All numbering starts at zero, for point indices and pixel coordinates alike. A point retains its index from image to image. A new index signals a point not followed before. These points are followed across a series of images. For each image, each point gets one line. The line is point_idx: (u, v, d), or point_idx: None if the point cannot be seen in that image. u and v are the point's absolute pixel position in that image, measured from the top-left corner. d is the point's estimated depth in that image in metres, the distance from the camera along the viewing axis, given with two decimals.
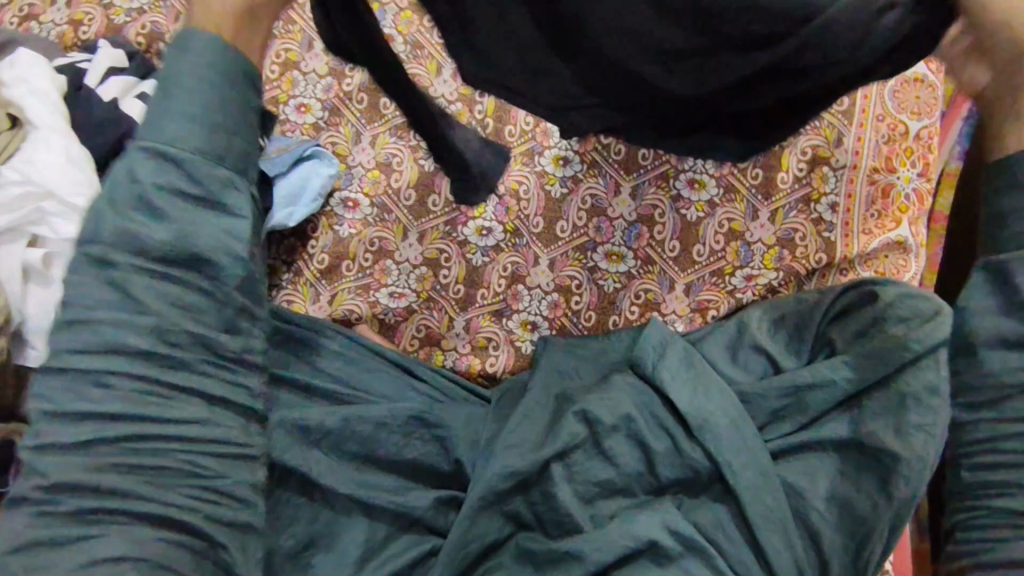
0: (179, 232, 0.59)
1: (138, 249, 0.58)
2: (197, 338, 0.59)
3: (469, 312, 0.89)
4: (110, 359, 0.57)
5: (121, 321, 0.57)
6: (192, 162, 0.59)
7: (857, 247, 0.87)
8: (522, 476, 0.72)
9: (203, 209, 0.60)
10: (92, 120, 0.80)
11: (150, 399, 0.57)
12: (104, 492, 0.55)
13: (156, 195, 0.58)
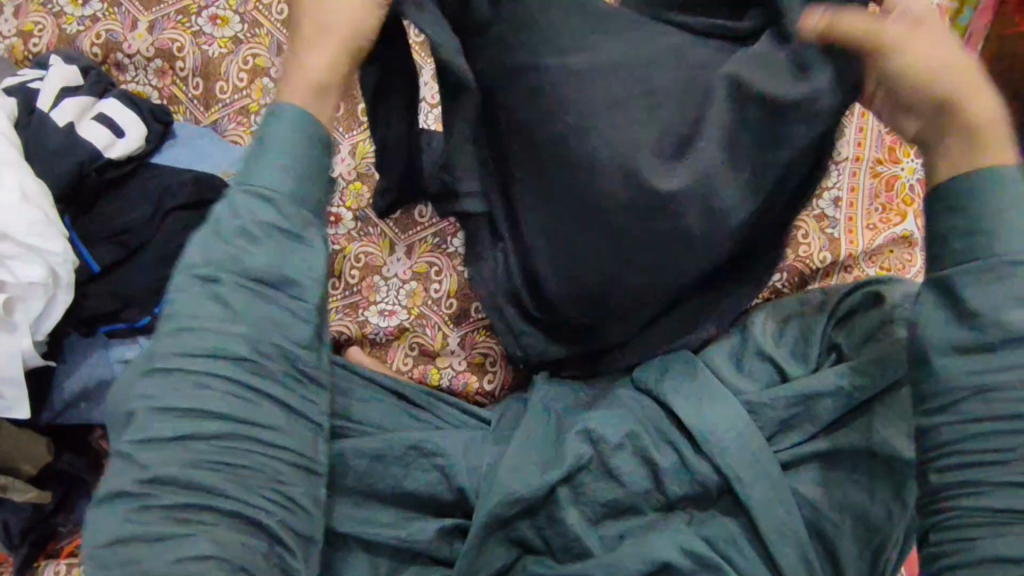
0: (272, 252, 0.55)
1: (233, 267, 0.55)
2: (280, 353, 0.55)
3: (463, 327, 0.85)
4: (208, 358, 0.53)
5: (230, 339, 0.53)
6: (288, 185, 0.57)
7: (862, 243, 0.85)
8: (525, 503, 0.68)
9: (285, 240, 0.56)
10: (48, 151, 0.76)
11: (249, 403, 0.54)
12: (197, 490, 0.52)
13: (242, 219, 0.55)
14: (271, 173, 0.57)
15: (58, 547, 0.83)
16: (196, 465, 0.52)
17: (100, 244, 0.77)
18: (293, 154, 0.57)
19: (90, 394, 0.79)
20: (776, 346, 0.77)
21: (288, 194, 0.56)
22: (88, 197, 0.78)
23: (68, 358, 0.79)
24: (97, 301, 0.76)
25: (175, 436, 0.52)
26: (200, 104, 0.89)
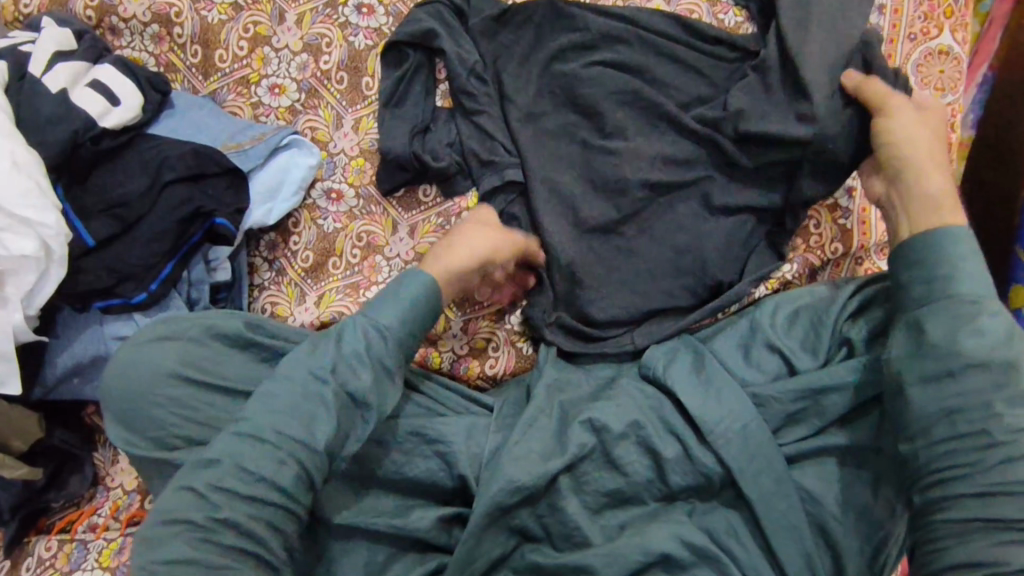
0: (377, 378, 0.63)
1: (340, 379, 0.62)
2: (337, 449, 0.62)
3: (467, 311, 0.84)
4: (283, 435, 0.59)
5: (316, 425, 0.60)
6: (398, 329, 0.65)
7: (874, 235, 0.83)
8: (527, 491, 0.67)
9: (383, 376, 0.64)
10: (41, 119, 0.73)
11: (304, 480, 0.59)
12: (246, 537, 0.56)
13: (358, 347, 0.63)
14: (393, 320, 0.65)
15: (50, 523, 0.82)
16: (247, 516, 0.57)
17: (94, 217, 0.75)
18: (414, 304, 0.67)
19: (82, 368, 0.78)
20: (784, 337, 0.76)
21: (399, 341, 0.65)
22: (82, 167, 0.75)
23: (62, 332, 0.78)
24: (93, 277, 0.74)
25: (247, 493, 0.57)
26: (199, 73, 0.86)
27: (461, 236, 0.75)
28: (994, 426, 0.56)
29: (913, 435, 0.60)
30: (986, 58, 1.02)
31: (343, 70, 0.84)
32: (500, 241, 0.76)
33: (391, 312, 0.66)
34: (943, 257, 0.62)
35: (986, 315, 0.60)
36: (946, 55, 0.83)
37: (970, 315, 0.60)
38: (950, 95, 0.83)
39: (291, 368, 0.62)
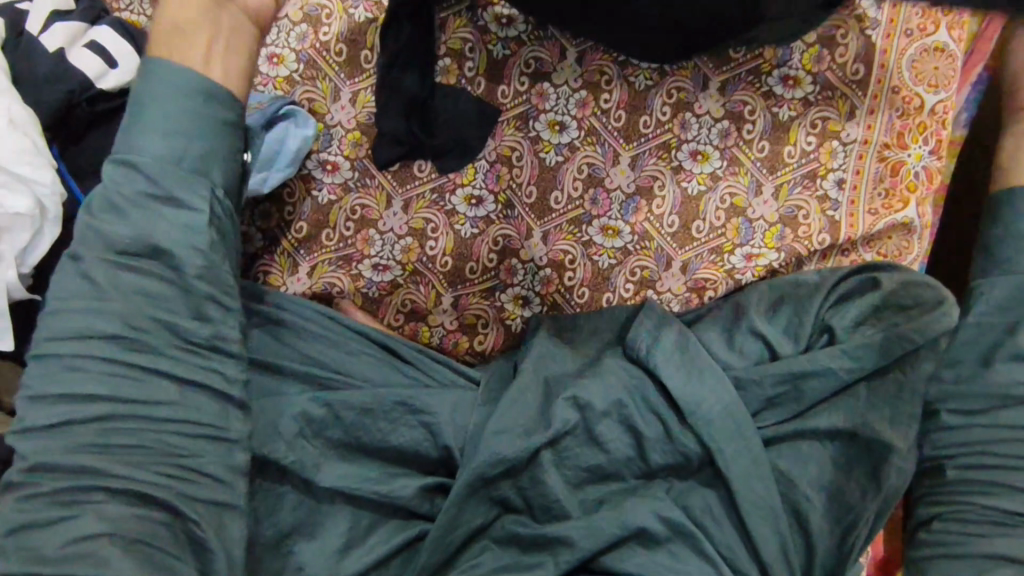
0: (146, 215, 0.58)
1: (110, 243, 0.57)
2: (163, 325, 0.57)
3: (458, 288, 0.85)
4: (81, 344, 0.55)
5: (110, 313, 0.56)
6: (160, 148, 0.59)
7: (862, 228, 0.84)
8: (510, 463, 0.69)
9: (157, 206, 0.58)
10: (38, 79, 0.73)
11: (139, 382, 0.56)
12: (88, 471, 0.54)
13: (117, 195, 0.58)
14: (154, 141, 0.59)
15: None
16: (77, 450, 0.54)
17: (90, 178, 0.76)
18: (159, 113, 0.60)
19: None
20: (768, 324, 0.77)
21: (157, 155, 0.59)
22: (78, 127, 0.76)
23: (51, 295, 0.77)
24: None
25: (70, 419, 0.54)
26: None
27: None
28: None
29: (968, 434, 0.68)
30: None
31: (342, 42, 0.84)
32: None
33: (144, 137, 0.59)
34: None
35: None
36: (941, 52, 0.84)
37: None
38: (944, 92, 0.84)
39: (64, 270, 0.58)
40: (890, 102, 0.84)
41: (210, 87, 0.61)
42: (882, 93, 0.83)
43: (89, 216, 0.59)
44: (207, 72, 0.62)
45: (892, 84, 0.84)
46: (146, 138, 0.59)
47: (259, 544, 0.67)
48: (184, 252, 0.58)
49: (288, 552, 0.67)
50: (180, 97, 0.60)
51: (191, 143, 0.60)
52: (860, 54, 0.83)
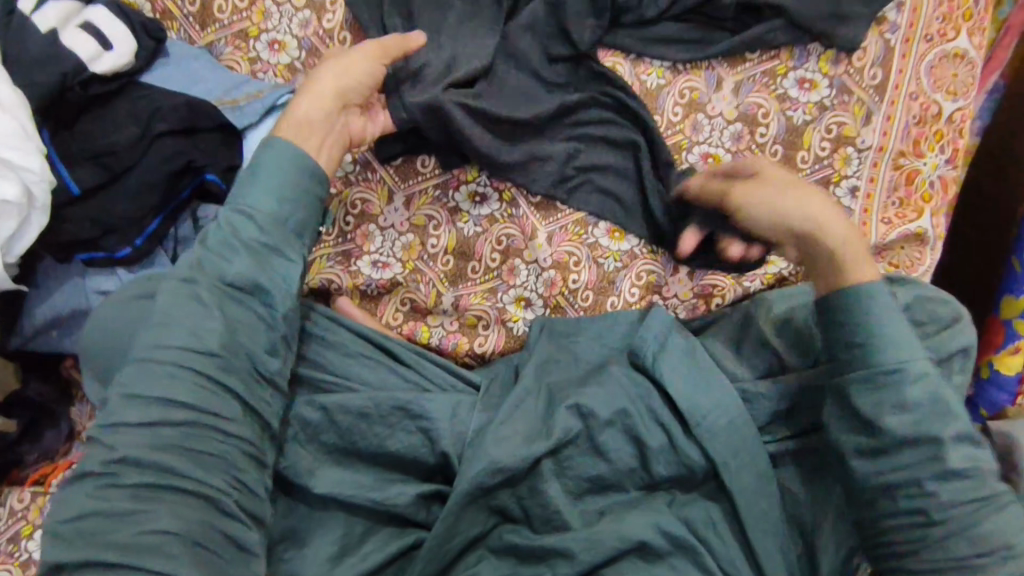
0: (256, 261, 0.60)
1: (216, 272, 0.59)
2: (246, 354, 0.59)
3: (459, 288, 0.82)
4: (180, 354, 0.56)
5: (205, 330, 0.57)
6: (272, 207, 0.62)
7: (874, 237, 0.82)
8: (509, 471, 0.67)
9: (268, 253, 0.61)
10: (29, 59, 0.70)
11: (216, 394, 0.56)
12: (163, 472, 0.53)
13: (232, 235, 0.61)
14: (262, 198, 0.62)
15: (24, 475, 0.80)
16: (160, 448, 0.54)
17: (81, 165, 0.72)
18: (274, 175, 0.63)
19: (62, 321, 0.76)
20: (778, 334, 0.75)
21: (269, 215, 0.62)
22: (70, 113, 0.73)
23: (44, 284, 0.76)
24: (75, 226, 0.72)
25: (146, 420, 0.54)
26: (196, 22, 0.82)
27: (331, 69, 0.69)
28: (934, 506, 0.58)
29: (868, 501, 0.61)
30: (999, 66, 0.95)
31: (346, 30, 0.81)
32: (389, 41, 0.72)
33: (254, 196, 0.62)
34: (863, 321, 0.62)
35: (910, 382, 0.60)
36: (961, 59, 0.82)
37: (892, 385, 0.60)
38: (962, 100, 0.82)
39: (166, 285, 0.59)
40: (907, 108, 0.82)
41: (319, 168, 0.65)
42: (899, 99, 0.81)
43: (200, 249, 0.61)
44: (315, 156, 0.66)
45: (910, 90, 0.82)
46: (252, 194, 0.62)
47: None
48: (278, 293, 0.61)
49: (280, 558, 0.66)
50: (288, 163, 0.64)
51: (298, 208, 0.63)
52: (879, 58, 0.81)
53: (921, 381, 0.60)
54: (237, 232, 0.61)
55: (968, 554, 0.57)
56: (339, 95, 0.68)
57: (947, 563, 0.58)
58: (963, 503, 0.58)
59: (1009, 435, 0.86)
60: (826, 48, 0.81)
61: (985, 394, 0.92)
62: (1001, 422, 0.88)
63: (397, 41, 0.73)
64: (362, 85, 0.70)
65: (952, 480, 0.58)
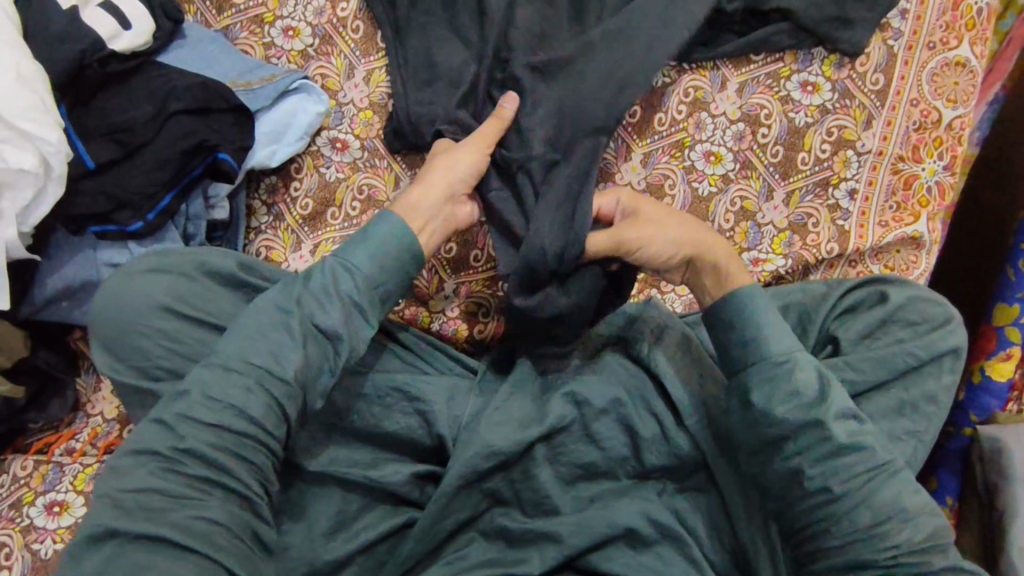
0: (344, 311, 0.62)
1: (308, 314, 0.61)
2: (304, 382, 0.60)
3: (461, 275, 0.83)
4: (256, 367, 0.58)
5: (284, 358, 0.59)
6: (371, 270, 0.63)
7: (871, 239, 0.84)
8: (502, 453, 0.69)
9: (356, 314, 0.63)
10: (49, 36, 0.72)
11: (279, 413, 0.58)
12: (220, 470, 0.55)
13: (333, 284, 0.62)
14: (364, 261, 0.63)
15: (27, 444, 0.83)
16: (223, 448, 0.56)
17: (96, 140, 0.74)
18: (386, 242, 0.65)
19: (73, 293, 0.78)
20: None
21: (369, 279, 0.63)
22: (87, 89, 0.74)
23: (55, 256, 0.77)
24: (89, 200, 0.74)
25: (215, 421, 0.56)
26: (213, 7, 0.84)
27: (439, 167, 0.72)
28: (833, 479, 0.60)
29: (773, 493, 0.63)
30: (999, 78, 0.96)
31: (360, 20, 0.83)
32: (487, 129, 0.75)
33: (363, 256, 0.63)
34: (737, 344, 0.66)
35: (797, 371, 0.63)
36: (962, 67, 0.83)
37: (783, 376, 0.63)
38: (962, 108, 0.84)
39: (261, 305, 0.62)
40: (908, 114, 0.83)
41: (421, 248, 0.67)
42: (900, 104, 0.83)
43: (301, 286, 0.63)
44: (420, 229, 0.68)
45: (911, 96, 0.83)
46: (356, 253, 0.64)
47: None
48: (350, 342, 0.62)
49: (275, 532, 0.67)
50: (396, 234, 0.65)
51: (392, 279, 0.65)
52: (882, 64, 0.82)
53: (809, 368, 0.64)
54: (333, 290, 0.62)
55: (874, 524, 0.59)
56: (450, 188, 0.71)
57: (855, 535, 0.59)
58: (858, 473, 0.60)
59: (997, 439, 0.87)
60: (831, 52, 0.82)
61: (977, 399, 0.93)
62: (991, 426, 0.89)
63: (495, 123, 0.76)
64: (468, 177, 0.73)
65: (836, 458, 0.60)
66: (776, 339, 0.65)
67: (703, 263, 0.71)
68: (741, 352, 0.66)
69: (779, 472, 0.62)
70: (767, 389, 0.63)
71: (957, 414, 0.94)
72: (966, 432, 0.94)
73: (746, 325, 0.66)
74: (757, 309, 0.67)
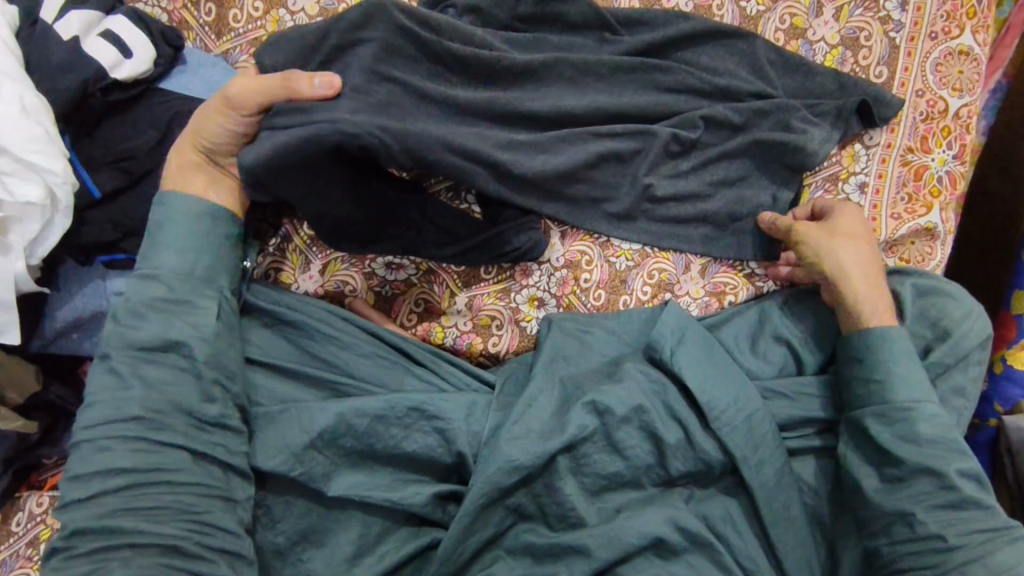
0: (165, 320, 0.63)
1: (122, 339, 0.62)
2: (177, 406, 0.61)
3: (473, 288, 0.82)
4: (108, 423, 0.60)
5: (120, 403, 0.60)
6: (175, 263, 0.66)
7: (885, 232, 0.82)
8: (526, 471, 0.67)
9: (178, 309, 0.64)
10: (52, 67, 0.71)
11: (154, 451, 0.60)
12: (114, 534, 0.57)
13: (139, 301, 0.64)
14: (170, 256, 0.66)
15: (42, 479, 0.79)
16: (106, 514, 0.58)
17: (102, 171, 0.74)
18: (183, 238, 0.66)
19: (83, 325, 0.77)
20: (792, 329, 0.77)
21: (180, 270, 0.66)
22: (91, 118, 0.74)
23: (63, 287, 0.77)
24: (97, 229, 0.74)
25: (81, 495, 0.58)
26: (212, 31, 0.81)
27: (196, 116, 0.68)
28: (946, 530, 0.61)
29: (875, 531, 0.65)
30: (1001, 64, 0.96)
31: None
32: (266, 83, 0.64)
33: (163, 255, 0.66)
34: (872, 363, 0.68)
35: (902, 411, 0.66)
36: (966, 56, 0.83)
37: (898, 419, 0.65)
38: (968, 96, 0.83)
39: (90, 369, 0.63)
40: (914, 104, 0.83)
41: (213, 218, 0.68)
42: (906, 96, 0.82)
43: (110, 321, 0.64)
44: (184, 186, 0.68)
45: (917, 87, 0.83)
46: (166, 257, 0.66)
47: (268, 548, 0.67)
48: (189, 338, 0.63)
49: (299, 559, 0.67)
50: (187, 219, 0.67)
51: (205, 253, 0.67)
52: (884, 57, 0.82)
53: (931, 420, 0.65)
54: (135, 301, 0.64)
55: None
56: (200, 155, 0.69)
57: None
58: (972, 532, 0.61)
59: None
60: (833, 47, 0.82)
61: (1000, 389, 0.91)
62: (1018, 417, 0.87)
63: (275, 81, 0.64)
64: (222, 134, 0.67)
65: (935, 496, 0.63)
66: (887, 385, 0.67)
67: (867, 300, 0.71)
68: (863, 390, 0.68)
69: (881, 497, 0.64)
70: (894, 427, 0.65)
71: (981, 405, 0.93)
72: (992, 424, 0.91)
73: (878, 352, 0.68)
74: (884, 358, 0.68)
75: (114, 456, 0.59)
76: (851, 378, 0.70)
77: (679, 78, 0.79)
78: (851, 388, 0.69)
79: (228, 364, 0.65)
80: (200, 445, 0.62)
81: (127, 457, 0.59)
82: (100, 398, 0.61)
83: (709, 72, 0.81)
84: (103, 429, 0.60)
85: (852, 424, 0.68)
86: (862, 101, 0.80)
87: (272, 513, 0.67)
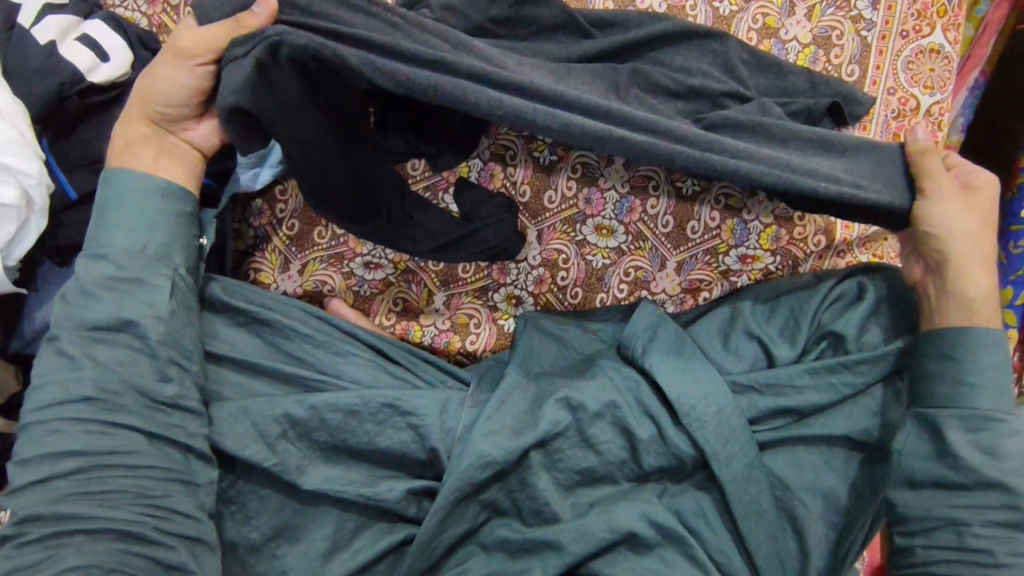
0: (117, 299, 0.63)
1: (76, 319, 0.63)
2: (129, 386, 0.62)
3: (450, 287, 0.83)
4: (59, 407, 0.60)
5: (75, 390, 0.60)
6: (127, 242, 0.65)
7: (857, 229, 0.84)
8: (497, 467, 0.67)
9: (128, 290, 0.64)
10: (29, 70, 0.72)
11: (107, 436, 0.60)
12: (65, 519, 0.58)
13: (87, 281, 0.64)
14: (118, 236, 0.66)
15: None
16: (58, 500, 0.58)
17: (79, 172, 0.76)
18: (130, 215, 0.66)
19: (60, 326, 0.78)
20: (763, 325, 0.78)
21: (129, 247, 0.65)
22: (68, 120, 0.76)
23: (41, 287, 0.78)
24: (74, 230, 0.76)
25: (31, 480, 0.59)
26: None
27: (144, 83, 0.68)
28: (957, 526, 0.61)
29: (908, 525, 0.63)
30: (978, 62, 0.98)
31: None
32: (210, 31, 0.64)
33: (112, 234, 0.65)
34: (953, 370, 0.65)
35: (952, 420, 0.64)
36: (936, 54, 0.84)
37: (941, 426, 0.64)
38: (940, 93, 0.85)
39: (41, 360, 0.63)
40: (886, 102, 0.84)
41: (161, 194, 0.68)
42: (877, 93, 0.83)
43: (58, 304, 0.64)
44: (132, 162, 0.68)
45: (888, 85, 0.84)
46: (114, 236, 0.66)
47: (243, 544, 0.68)
48: (145, 320, 0.63)
49: (273, 555, 0.67)
50: (134, 197, 0.67)
51: (155, 232, 0.67)
52: (856, 56, 0.83)
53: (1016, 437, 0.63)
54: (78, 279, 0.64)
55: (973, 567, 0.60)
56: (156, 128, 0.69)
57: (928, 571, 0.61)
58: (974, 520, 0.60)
59: None
60: (805, 45, 0.83)
61: None
62: None
63: (226, 27, 0.63)
64: (176, 99, 0.67)
65: (955, 494, 0.62)
66: (980, 391, 0.64)
67: (968, 288, 0.67)
68: (948, 391, 0.65)
69: (930, 501, 0.63)
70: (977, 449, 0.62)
71: None
72: None
73: (967, 353, 0.65)
74: (981, 366, 0.64)
75: (64, 440, 0.59)
76: (939, 373, 0.66)
77: (651, 78, 0.79)
78: (936, 389, 0.66)
79: (183, 347, 0.66)
80: (160, 428, 0.62)
81: (78, 439, 0.59)
82: (52, 384, 0.61)
83: (683, 68, 0.81)
84: (58, 412, 0.60)
85: (925, 423, 0.65)
86: (833, 102, 0.80)
87: (246, 509, 0.68)
